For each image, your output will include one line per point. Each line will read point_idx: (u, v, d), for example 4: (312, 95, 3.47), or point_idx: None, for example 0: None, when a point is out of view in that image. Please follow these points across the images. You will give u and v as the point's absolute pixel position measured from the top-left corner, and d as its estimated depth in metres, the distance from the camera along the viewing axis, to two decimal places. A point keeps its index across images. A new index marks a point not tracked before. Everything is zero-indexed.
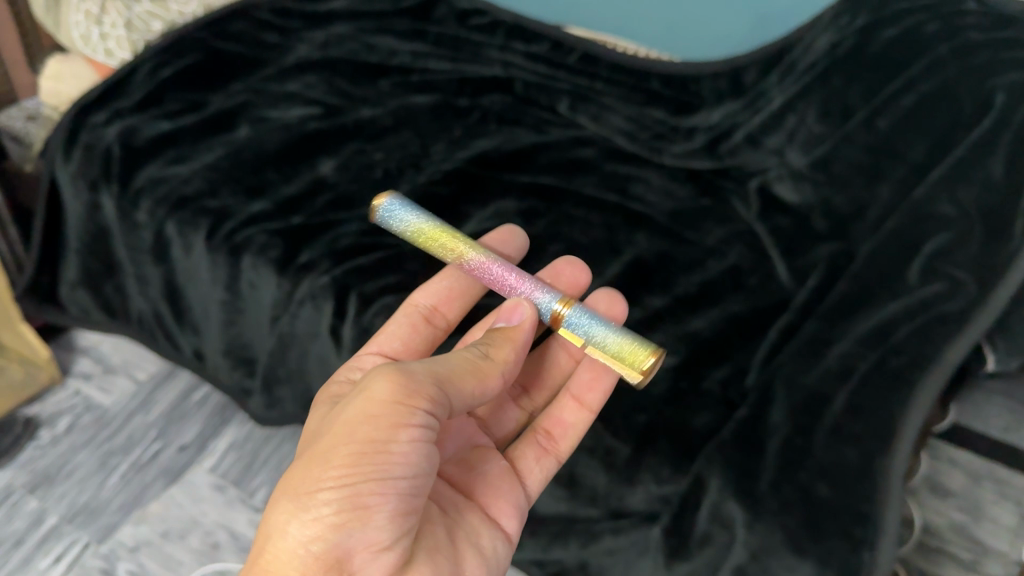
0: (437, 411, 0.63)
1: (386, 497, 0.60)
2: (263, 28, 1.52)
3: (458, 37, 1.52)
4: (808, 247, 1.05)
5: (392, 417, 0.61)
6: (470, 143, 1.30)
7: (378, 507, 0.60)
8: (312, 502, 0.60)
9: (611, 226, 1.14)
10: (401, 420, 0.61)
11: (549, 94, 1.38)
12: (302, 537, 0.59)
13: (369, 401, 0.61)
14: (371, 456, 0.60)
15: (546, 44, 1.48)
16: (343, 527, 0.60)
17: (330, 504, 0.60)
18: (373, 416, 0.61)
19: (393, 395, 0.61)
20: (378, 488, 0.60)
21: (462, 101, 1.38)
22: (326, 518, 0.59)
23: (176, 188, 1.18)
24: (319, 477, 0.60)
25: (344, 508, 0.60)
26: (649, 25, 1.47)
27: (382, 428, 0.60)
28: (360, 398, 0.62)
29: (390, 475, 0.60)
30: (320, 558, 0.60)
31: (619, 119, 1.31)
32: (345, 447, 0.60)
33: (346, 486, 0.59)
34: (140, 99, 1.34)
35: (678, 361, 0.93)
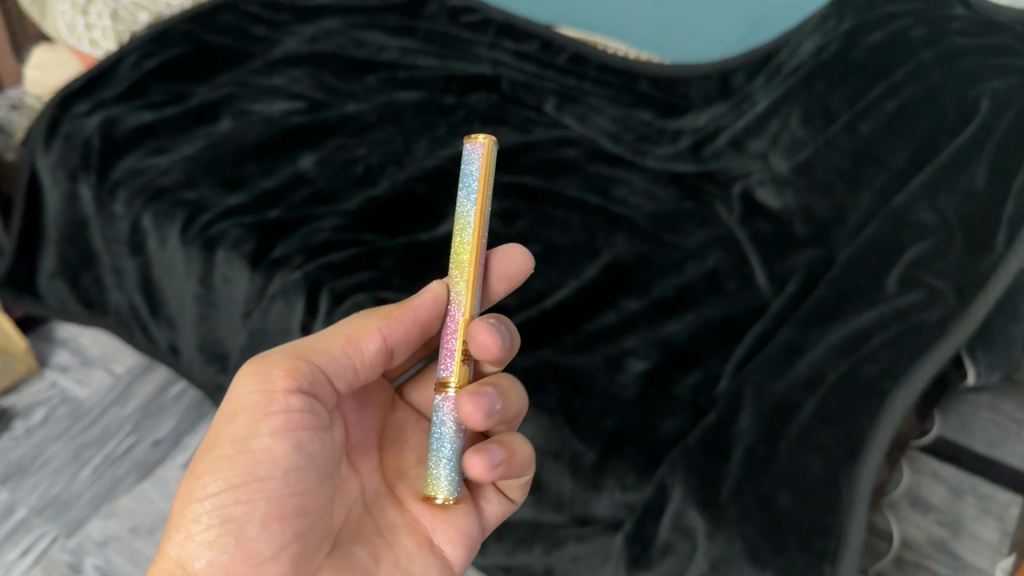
0: (305, 393, 0.63)
1: (257, 495, 0.61)
2: (251, 21, 1.50)
3: (447, 34, 1.50)
4: (788, 253, 1.03)
5: (254, 413, 0.62)
6: (453, 141, 1.29)
7: (248, 506, 0.60)
8: (185, 518, 0.61)
9: (591, 227, 1.12)
10: (259, 413, 0.62)
11: (535, 93, 1.36)
12: (177, 556, 0.61)
13: (231, 401, 0.63)
14: (234, 458, 0.61)
15: (535, 43, 1.47)
16: (216, 539, 0.61)
17: (200, 518, 0.61)
18: (237, 420, 0.62)
19: (250, 389, 0.62)
20: (245, 493, 0.61)
21: (448, 98, 1.37)
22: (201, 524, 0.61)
23: (153, 179, 1.17)
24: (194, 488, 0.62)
25: (218, 515, 0.61)
26: (639, 27, 1.45)
27: (244, 424, 0.62)
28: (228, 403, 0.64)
29: (260, 472, 0.61)
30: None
31: (605, 120, 1.30)
32: (211, 454, 0.62)
33: (214, 495, 0.61)
34: (124, 89, 1.33)
35: (649, 366, 0.91)
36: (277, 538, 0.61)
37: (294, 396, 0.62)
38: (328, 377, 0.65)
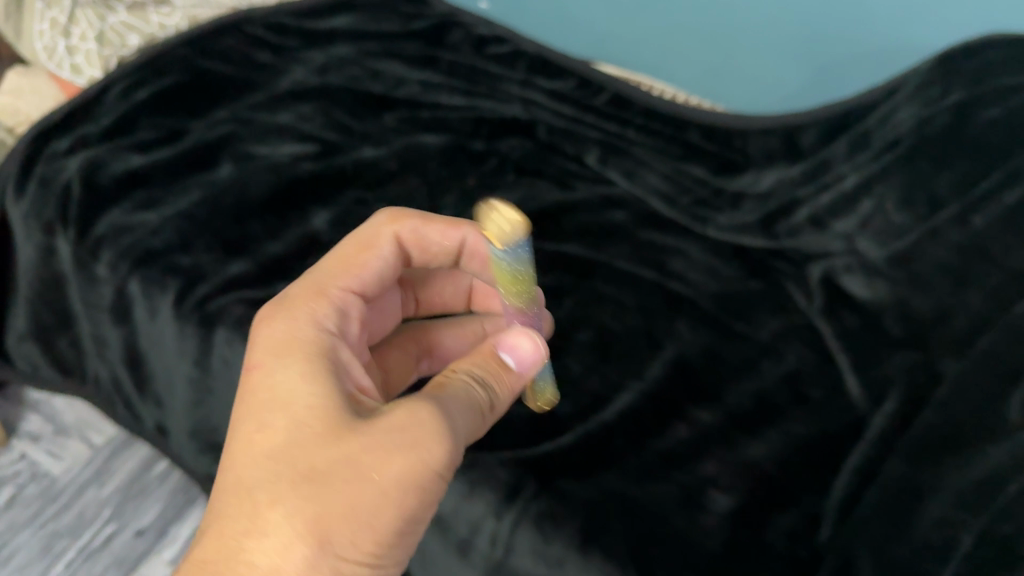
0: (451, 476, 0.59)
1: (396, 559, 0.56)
2: (254, 45, 1.33)
3: (473, 68, 1.36)
4: (881, 357, 0.90)
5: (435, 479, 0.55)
6: (484, 196, 1.14)
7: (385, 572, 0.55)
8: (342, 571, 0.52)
9: (648, 310, 0.98)
10: (432, 495, 0.56)
11: (576, 141, 1.22)
12: None
13: (421, 469, 0.54)
14: (401, 530, 0.55)
15: (572, 80, 1.33)
16: None
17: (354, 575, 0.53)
18: (411, 487, 0.54)
19: (442, 466, 0.55)
20: (389, 559, 0.55)
21: (477, 144, 1.22)
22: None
23: (143, 239, 1.02)
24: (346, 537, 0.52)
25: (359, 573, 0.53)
26: (687, 68, 1.32)
27: (421, 502, 0.55)
28: (406, 454, 0.53)
29: (406, 542, 0.56)
30: None
31: (656, 178, 1.15)
32: (370, 505, 0.52)
33: (374, 556, 0.53)
34: (110, 126, 1.17)
35: (735, 504, 0.77)
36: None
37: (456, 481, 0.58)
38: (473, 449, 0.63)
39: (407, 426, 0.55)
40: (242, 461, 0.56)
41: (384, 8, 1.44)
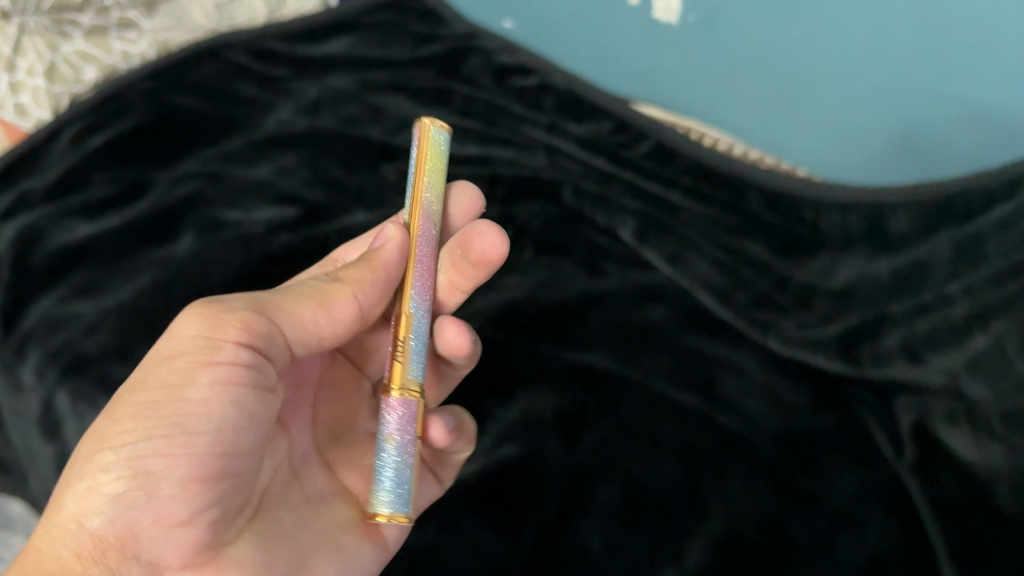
0: (257, 344, 0.61)
1: (175, 462, 0.57)
2: (233, 73, 1.13)
3: (493, 106, 1.15)
4: (993, 545, 0.71)
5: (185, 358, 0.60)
6: (494, 279, 0.95)
7: (165, 479, 0.57)
8: (93, 471, 0.57)
9: (690, 454, 0.78)
10: (198, 365, 0.59)
11: (608, 210, 1.01)
12: (76, 511, 0.56)
13: (166, 343, 0.60)
14: (162, 406, 0.58)
15: (608, 124, 1.14)
16: (124, 499, 0.56)
17: (107, 472, 0.57)
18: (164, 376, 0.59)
19: (199, 329, 0.60)
20: (166, 448, 0.57)
21: (490, 208, 1.02)
22: (99, 493, 0.56)
23: (76, 339, 0.84)
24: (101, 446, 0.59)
25: (111, 484, 0.57)
26: (746, 115, 1.10)
27: (169, 378, 0.59)
28: (157, 362, 0.60)
29: (180, 434, 0.58)
30: (96, 538, 0.56)
31: (705, 265, 0.94)
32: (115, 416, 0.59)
33: (129, 447, 0.57)
34: (55, 182, 0.98)
35: None
36: (194, 504, 0.58)
37: (242, 351, 0.60)
38: (288, 338, 0.64)
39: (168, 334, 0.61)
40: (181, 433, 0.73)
41: (392, 28, 1.23)
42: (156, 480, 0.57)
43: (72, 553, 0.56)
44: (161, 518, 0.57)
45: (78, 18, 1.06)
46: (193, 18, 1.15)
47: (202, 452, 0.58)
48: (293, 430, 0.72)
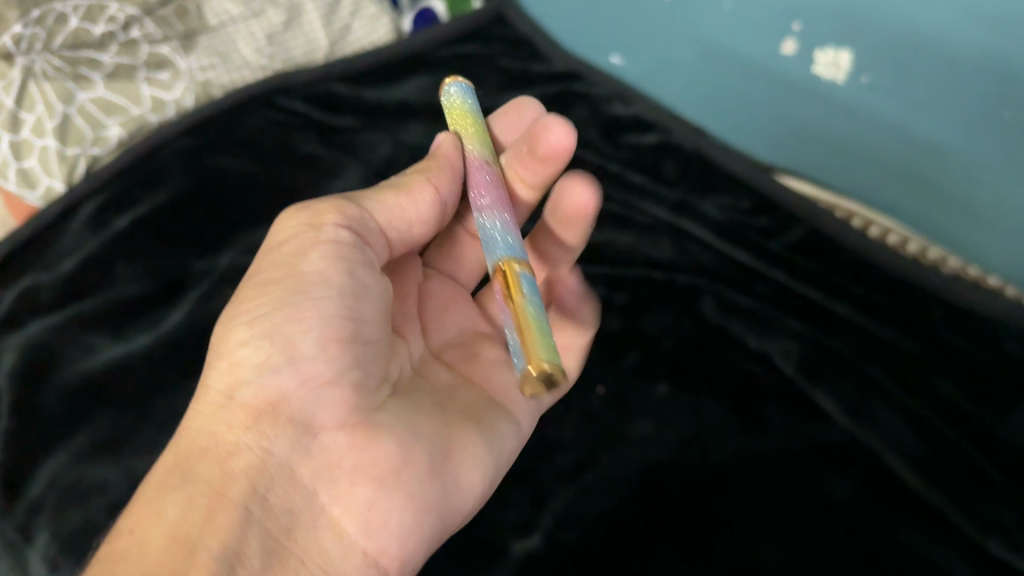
0: (349, 220, 0.62)
1: (307, 326, 0.58)
2: (289, 124, 0.91)
3: (603, 170, 0.95)
4: None
5: (301, 240, 0.60)
6: (619, 426, 0.75)
7: (301, 338, 0.57)
8: (234, 354, 0.58)
9: None
10: (306, 244, 0.60)
11: (762, 327, 0.80)
12: (222, 393, 0.57)
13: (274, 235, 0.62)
14: (281, 281, 0.59)
15: (746, 201, 0.92)
16: (266, 366, 0.57)
17: (246, 347, 0.58)
18: (270, 262, 0.61)
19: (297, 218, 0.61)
20: (292, 315, 0.58)
21: (609, 319, 0.82)
22: (252, 364, 0.57)
23: (94, 523, 0.64)
24: (245, 313, 0.59)
25: (271, 345, 0.57)
26: (932, 200, 0.88)
27: (290, 254, 0.60)
28: (281, 259, 0.61)
29: (307, 300, 0.58)
30: (247, 408, 0.56)
31: (896, 416, 0.74)
32: (272, 291, 0.59)
33: (258, 325, 0.58)
34: (70, 279, 0.79)
35: None
36: (335, 363, 0.58)
37: (343, 231, 0.61)
38: (380, 224, 0.64)
39: (285, 239, 0.61)
40: (218, 364, 0.58)
41: (477, 65, 1.02)
42: (294, 343, 0.57)
43: (228, 424, 0.56)
44: (307, 380, 0.57)
45: (98, 59, 0.86)
46: (240, 53, 0.93)
47: (333, 314, 0.58)
48: (409, 335, 0.71)
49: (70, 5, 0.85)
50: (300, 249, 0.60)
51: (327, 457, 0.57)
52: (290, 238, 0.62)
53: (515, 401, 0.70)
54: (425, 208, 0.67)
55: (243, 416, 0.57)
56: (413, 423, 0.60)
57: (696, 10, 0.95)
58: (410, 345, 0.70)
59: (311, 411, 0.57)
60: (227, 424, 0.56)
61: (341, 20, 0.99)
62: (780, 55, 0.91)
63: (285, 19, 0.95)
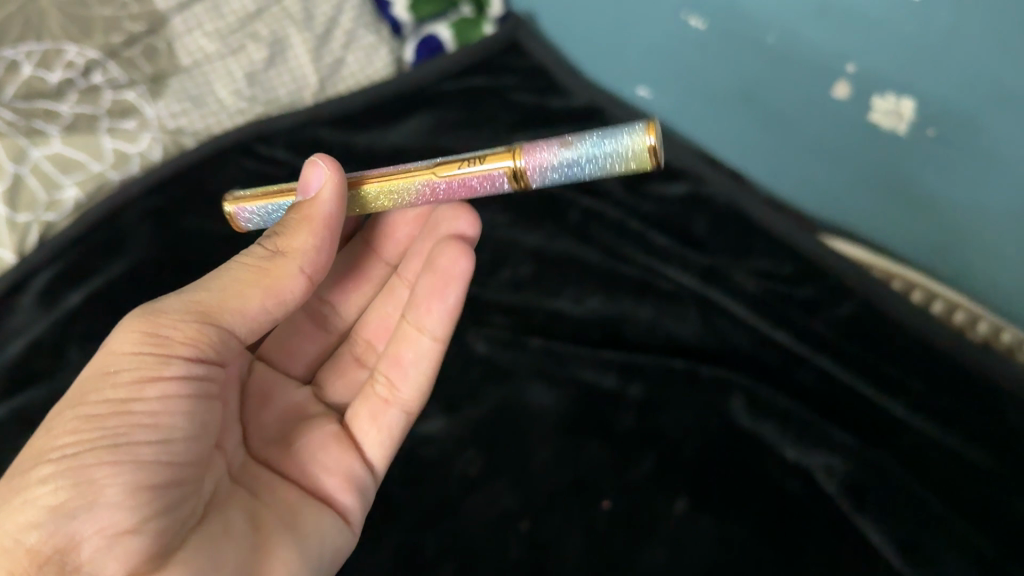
0: (201, 351, 0.55)
1: (119, 471, 0.50)
2: (271, 176, 0.81)
3: (621, 227, 0.84)
4: None
5: (139, 339, 0.53)
6: (627, 553, 0.64)
7: (108, 484, 0.49)
8: (31, 487, 0.49)
9: None
10: (147, 374, 0.52)
11: (800, 433, 0.68)
12: (15, 532, 0.47)
13: (106, 356, 0.53)
14: (105, 417, 0.51)
15: (788, 267, 0.80)
16: (62, 511, 0.48)
17: (47, 484, 0.49)
18: (98, 386, 0.52)
19: (138, 342, 0.53)
20: (111, 455, 0.50)
21: (622, 416, 0.71)
22: (46, 503, 0.48)
23: None
24: (59, 441, 0.50)
25: (75, 485, 0.49)
26: (1009, 273, 0.75)
27: (118, 391, 0.52)
28: (108, 376, 0.52)
29: (124, 445, 0.51)
30: (35, 552, 0.47)
31: (960, 555, 0.62)
32: (89, 432, 0.50)
33: (67, 459, 0.49)
34: (16, 364, 0.71)
35: None
36: (142, 509, 0.49)
37: (197, 365, 0.55)
38: (237, 337, 0.57)
39: (124, 352, 0.53)
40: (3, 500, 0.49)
41: (485, 100, 0.91)
42: (98, 488, 0.49)
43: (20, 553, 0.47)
44: (103, 529, 0.48)
45: (55, 109, 0.77)
46: (216, 96, 0.84)
47: (149, 462, 0.51)
48: (229, 446, 0.61)
49: (22, 51, 0.76)
50: (128, 370, 0.52)
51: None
52: (128, 348, 0.53)
53: (347, 506, 0.64)
54: (296, 299, 0.59)
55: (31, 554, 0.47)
56: (214, 557, 0.53)
57: (736, 42, 0.82)
58: (229, 454, 0.61)
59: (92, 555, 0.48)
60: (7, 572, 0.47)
61: (332, 53, 0.88)
62: (831, 98, 0.78)
63: (267, 56, 0.85)
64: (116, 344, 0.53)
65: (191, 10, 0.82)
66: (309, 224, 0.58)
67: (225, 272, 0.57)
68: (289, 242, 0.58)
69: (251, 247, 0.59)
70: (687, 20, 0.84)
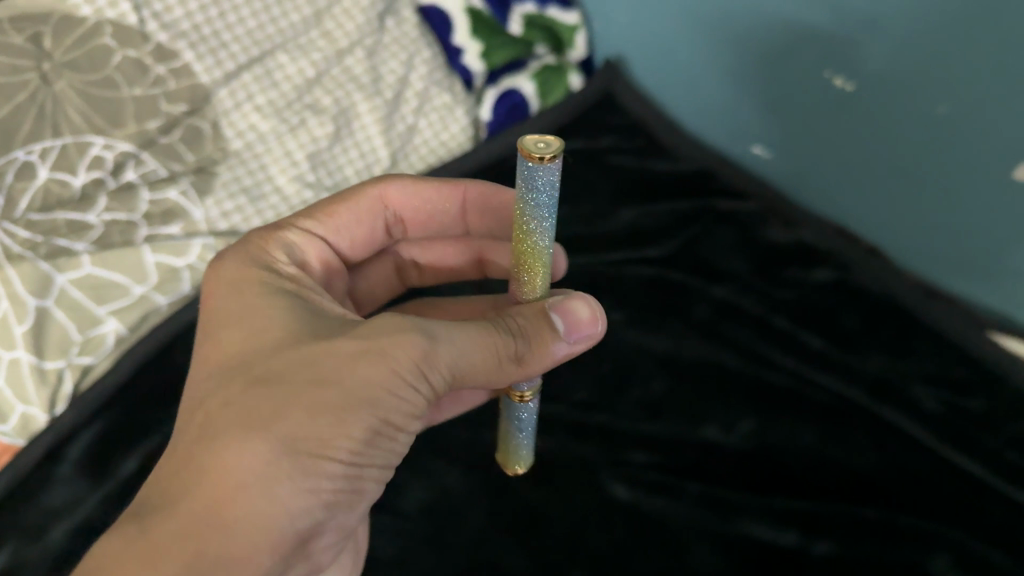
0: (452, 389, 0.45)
1: (363, 488, 0.43)
2: None
3: (763, 321, 0.71)
4: None
5: (380, 375, 0.40)
6: None
7: (354, 498, 0.42)
8: (314, 485, 0.39)
9: None
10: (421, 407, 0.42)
11: None
12: (287, 521, 0.38)
13: (350, 374, 0.39)
14: (377, 437, 0.41)
15: (960, 372, 0.68)
16: (332, 506, 0.40)
17: (330, 486, 0.40)
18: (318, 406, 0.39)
19: (421, 363, 0.41)
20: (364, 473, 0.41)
21: None
22: (298, 487, 0.38)
23: None
24: (332, 447, 0.39)
25: (341, 495, 0.41)
26: None
27: (398, 416, 0.41)
28: (374, 399, 0.40)
29: (378, 464, 0.42)
30: (296, 543, 0.39)
31: None
32: (360, 441, 0.40)
33: (346, 470, 0.40)
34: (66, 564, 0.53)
35: None
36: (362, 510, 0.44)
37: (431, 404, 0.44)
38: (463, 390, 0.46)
39: (391, 372, 0.40)
40: (259, 497, 0.37)
41: (580, 167, 0.80)
42: (355, 497, 0.42)
43: (261, 539, 0.38)
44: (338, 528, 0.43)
45: (82, 221, 0.61)
46: (274, 184, 0.68)
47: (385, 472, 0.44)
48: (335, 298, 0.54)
49: (35, 150, 0.60)
50: (387, 395, 0.40)
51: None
52: (394, 389, 0.40)
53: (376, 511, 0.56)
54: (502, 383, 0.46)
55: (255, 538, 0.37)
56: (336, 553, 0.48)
57: (897, 107, 0.69)
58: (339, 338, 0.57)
59: (322, 546, 0.43)
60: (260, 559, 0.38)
61: (403, 119, 0.75)
62: (1010, 181, 0.66)
63: (332, 131, 0.70)
64: (373, 352, 0.40)
65: (238, 80, 0.68)
66: (542, 349, 0.44)
67: (475, 333, 0.43)
68: (531, 343, 0.44)
69: (508, 316, 0.44)
70: (832, 78, 0.71)
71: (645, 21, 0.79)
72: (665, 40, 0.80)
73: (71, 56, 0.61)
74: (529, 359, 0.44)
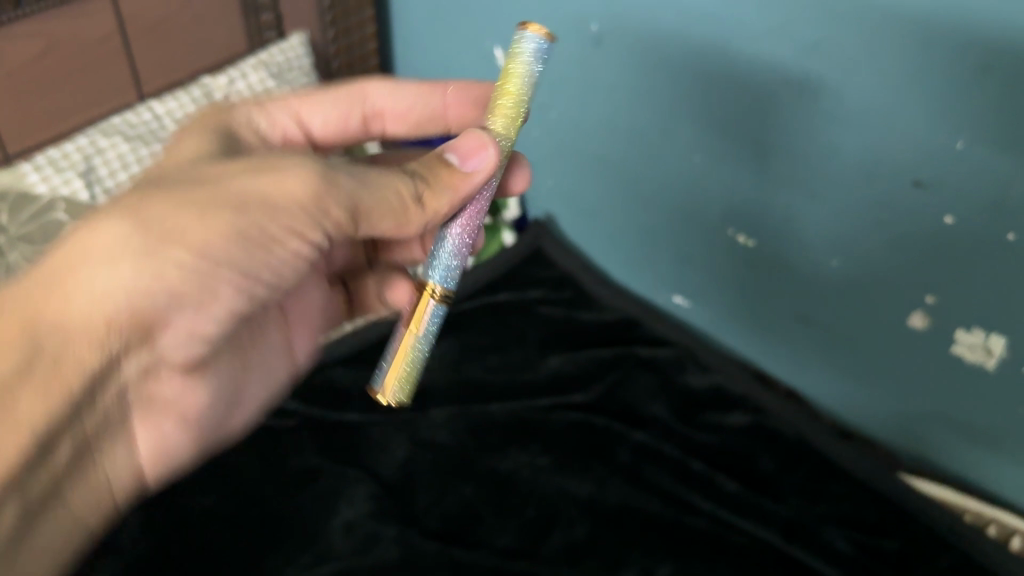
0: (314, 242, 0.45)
1: (217, 290, 0.44)
2: (281, 431, 0.73)
3: (681, 464, 0.73)
4: None
5: (261, 208, 0.41)
6: None
7: (221, 275, 0.43)
8: (124, 256, 0.40)
9: None
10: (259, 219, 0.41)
11: None
12: (117, 283, 0.40)
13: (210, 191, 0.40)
14: (177, 224, 0.40)
15: (873, 514, 0.70)
16: (151, 293, 0.41)
17: (136, 272, 0.40)
18: (164, 219, 0.40)
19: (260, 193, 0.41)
20: (202, 273, 0.42)
21: None
22: (129, 287, 0.40)
23: None
24: (170, 246, 0.40)
25: (154, 269, 0.40)
26: None
27: (217, 221, 0.40)
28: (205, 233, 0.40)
29: (218, 267, 0.42)
30: (130, 315, 0.42)
31: None
32: (181, 216, 0.40)
33: (160, 253, 0.40)
34: None
35: None
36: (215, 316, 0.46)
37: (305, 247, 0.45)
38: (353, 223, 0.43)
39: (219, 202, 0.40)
40: (82, 249, 0.40)
41: (513, 315, 0.85)
42: (215, 287, 0.44)
43: (104, 319, 0.41)
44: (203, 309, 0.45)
45: None
46: None
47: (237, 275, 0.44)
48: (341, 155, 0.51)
49: None
50: (271, 204, 0.41)
51: (148, 392, 0.50)
52: (281, 197, 0.41)
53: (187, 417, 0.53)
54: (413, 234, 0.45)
55: (40, 383, 0.40)
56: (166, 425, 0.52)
57: (796, 257, 0.73)
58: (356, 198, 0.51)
59: (177, 351, 0.48)
60: (75, 305, 0.40)
61: None
62: (904, 325, 0.70)
63: None
64: (269, 180, 0.41)
65: None
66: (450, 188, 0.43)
67: (393, 179, 0.43)
68: (450, 179, 0.43)
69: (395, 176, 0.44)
70: (735, 234, 0.76)
71: (571, 183, 0.86)
72: (591, 197, 0.86)
73: (26, 229, 0.65)
74: (433, 200, 0.43)
